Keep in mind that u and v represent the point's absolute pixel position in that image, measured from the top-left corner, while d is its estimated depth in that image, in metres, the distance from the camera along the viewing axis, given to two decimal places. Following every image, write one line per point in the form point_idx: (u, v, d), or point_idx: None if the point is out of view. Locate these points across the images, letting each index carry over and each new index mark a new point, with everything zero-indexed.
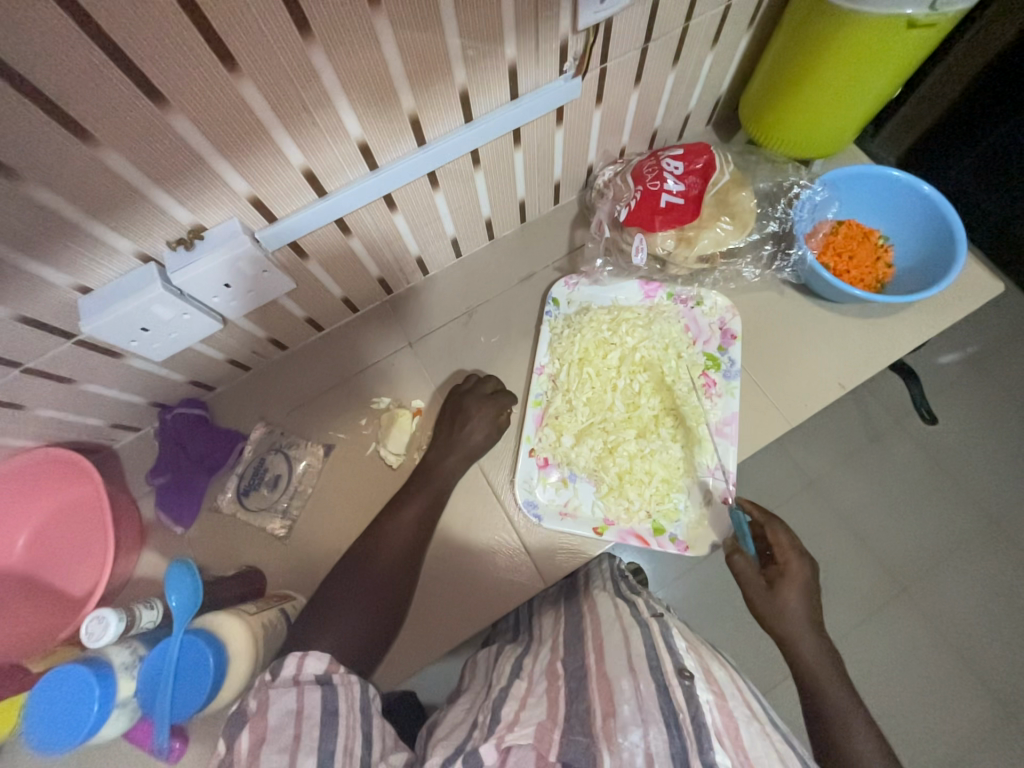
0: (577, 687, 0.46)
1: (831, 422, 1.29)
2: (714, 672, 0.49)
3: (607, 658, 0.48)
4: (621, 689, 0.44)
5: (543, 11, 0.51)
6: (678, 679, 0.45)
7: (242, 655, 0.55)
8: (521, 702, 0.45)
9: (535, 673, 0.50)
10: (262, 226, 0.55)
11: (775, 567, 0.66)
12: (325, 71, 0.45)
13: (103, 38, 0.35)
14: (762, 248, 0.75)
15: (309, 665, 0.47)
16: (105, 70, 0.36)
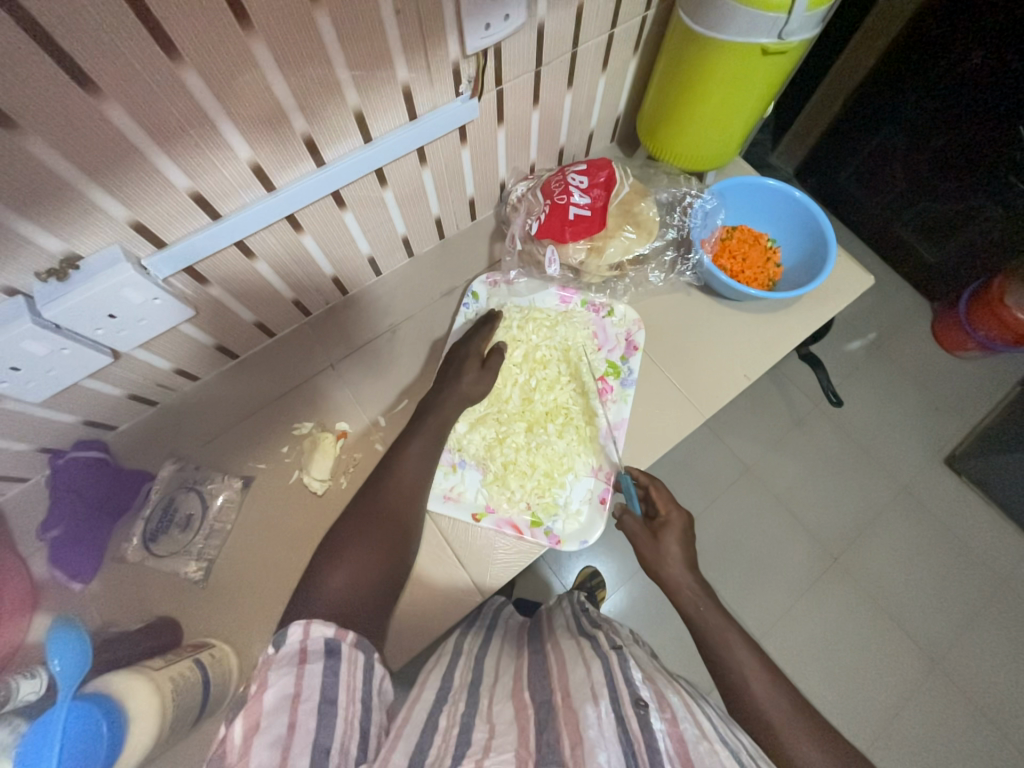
0: (546, 717, 0.46)
1: (757, 412, 1.38)
2: (668, 697, 0.49)
3: (573, 691, 0.48)
4: (587, 716, 0.45)
5: (429, 35, 0.52)
6: (633, 710, 0.46)
7: (146, 714, 0.51)
8: (490, 728, 0.45)
9: (496, 696, 0.50)
10: (150, 252, 0.52)
11: (658, 521, 0.67)
12: (202, 95, 0.44)
13: None
14: (665, 254, 0.80)
15: (316, 632, 0.46)
16: None
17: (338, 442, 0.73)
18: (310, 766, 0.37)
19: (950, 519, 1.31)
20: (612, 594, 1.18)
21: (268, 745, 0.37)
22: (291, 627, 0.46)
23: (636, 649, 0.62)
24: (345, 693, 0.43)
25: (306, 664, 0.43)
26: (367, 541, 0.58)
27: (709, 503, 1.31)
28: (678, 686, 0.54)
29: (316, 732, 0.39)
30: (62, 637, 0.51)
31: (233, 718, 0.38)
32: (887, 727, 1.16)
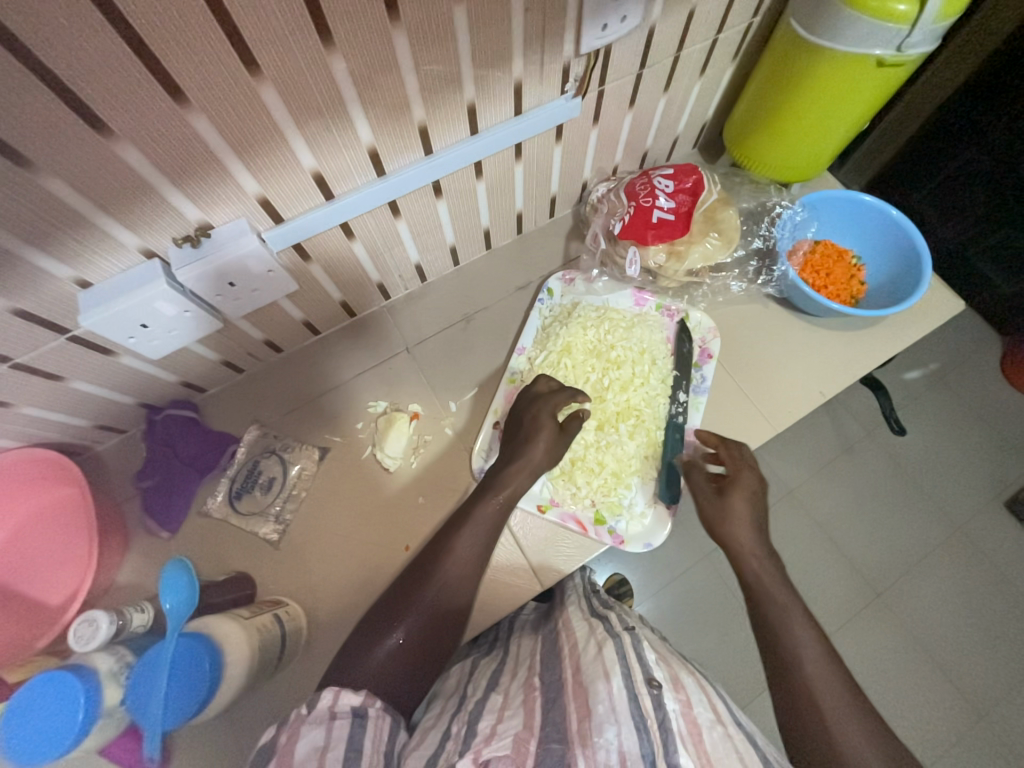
0: (553, 696, 0.47)
1: (807, 434, 1.34)
2: (683, 681, 0.49)
3: (584, 668, 0.49)
4: (597, 692, 0.45)
5: (549, 33, 0.54)
6: (647, 688, 0.45)
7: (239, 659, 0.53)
8: (497, 717, 0.46)
9: (511, 691, 0.50)
10: (268, 226, 0.55)
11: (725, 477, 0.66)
12: (343, 79, 0.46)
13: (147, 53, 0.37)
14: (748, 263, 0.79)
15: (345, 699, 0.45)
16: (144, 81, 0.38)
17: (411, 423, 0.74)
18: None
19: (1008, 565, 1.24)
20: (644, 603, 1.22)
21: None
22: (322, 688, 0.46)
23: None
24: (370, 743, 0.42)
25: (335, 720, 0.43)
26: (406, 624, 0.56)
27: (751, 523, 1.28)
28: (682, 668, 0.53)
29: None
30: (177, 567, 0.51)
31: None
32: None
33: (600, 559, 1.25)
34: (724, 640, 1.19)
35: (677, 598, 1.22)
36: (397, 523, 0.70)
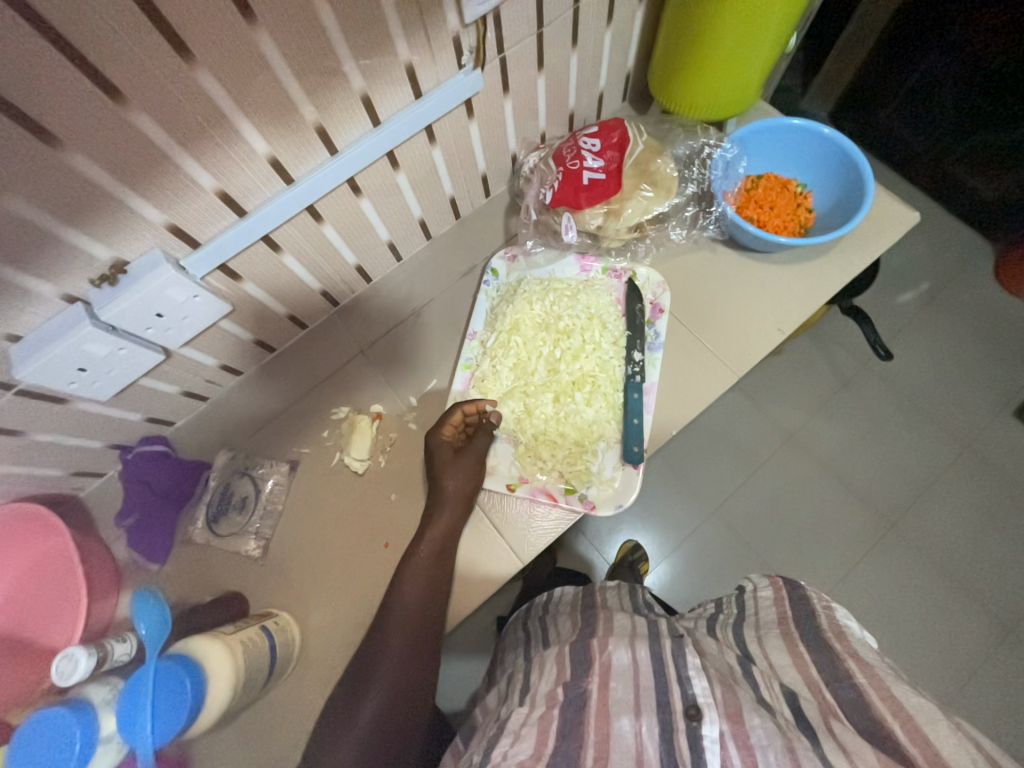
0: (573, 716, 0.45)
1: (798, 375, 1.33)
2: (735, 694, 0.46)
3: (611, 688, 0.47)
4: (621, 729, 0.43)
5: (428, 8, 0.52)
6: (683, 722, 0.43)
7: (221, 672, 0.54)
8: (515, 737, 0.45)
9: (535, 702, 0.49)
10: (186, 253, 0.56)
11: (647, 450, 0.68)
12: (218, 93, 0.46)
13: (4, 102, 0.37)
14: (685, 209, 0.77)
15: None
16: (10, 131, 0.39)
17: (375, 424, 0.75)
18: None
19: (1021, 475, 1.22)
20: (658, 567, 1.23)
21: None
22: None
23: (771, 667, 0.51)
24: None
25: None
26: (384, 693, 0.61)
27: (753, 472, 1.27)
28: (736, 683, 0.49)
29: None
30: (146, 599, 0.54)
31: None
32: (960, 694, 1.11)
33: (606, 530, 1.26)
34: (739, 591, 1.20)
35: (688, 557, 1.23)
36: (377, 523, 0.72)
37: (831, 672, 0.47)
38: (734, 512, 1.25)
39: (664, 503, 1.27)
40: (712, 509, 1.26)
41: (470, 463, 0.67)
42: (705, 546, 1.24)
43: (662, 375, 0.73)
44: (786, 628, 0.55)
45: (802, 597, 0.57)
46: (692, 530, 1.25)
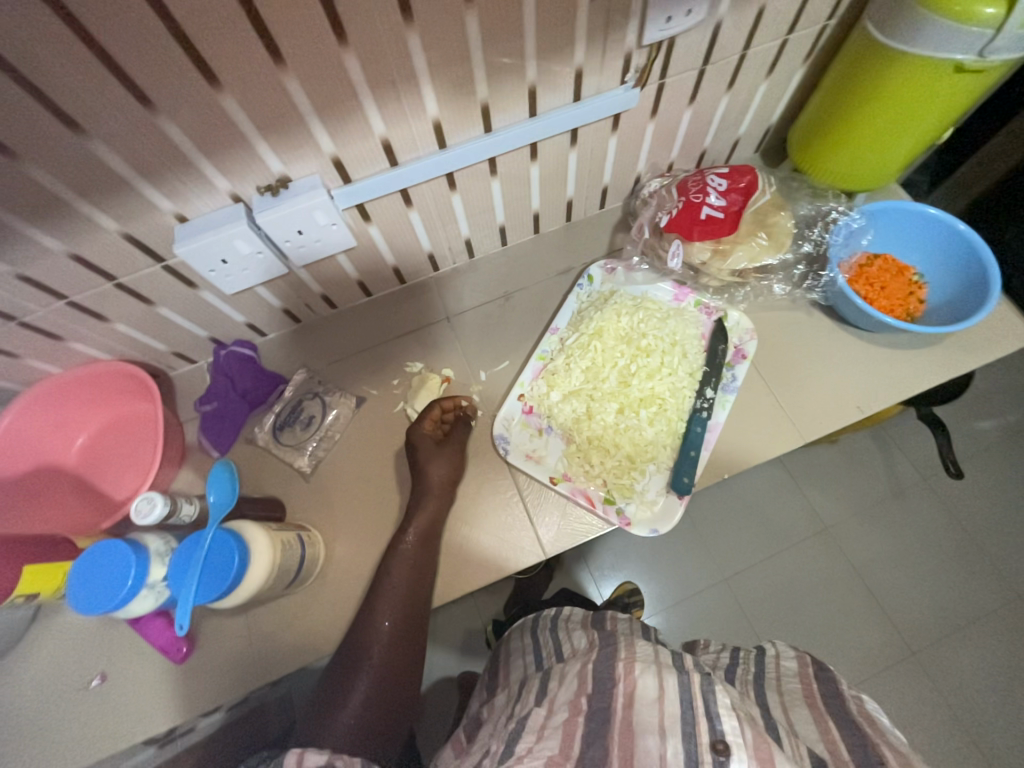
0: (597, 728, 0.44)
1: (849, 470, 1.27)
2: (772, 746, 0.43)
3: (637, 707, 0.45)
4: (646, 750, 0.42)
5: (614, 24, 0.57)
6: (711, 757, 0.41)
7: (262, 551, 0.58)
8: (537, 736, 0.46)
9: (555, 705, 0.49)
10: (338, 185, 0.62)
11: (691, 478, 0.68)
12: (417, 52, 0.51)
13: (258, 19, 0.43)
14: (795, 267, 0.78)
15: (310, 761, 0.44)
16: (253, 44, 0.45)
17: (442, 385, 0.80)
18: None
19: None
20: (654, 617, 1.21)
21: None
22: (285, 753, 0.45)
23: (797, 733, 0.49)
24: None
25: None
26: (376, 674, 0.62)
27: (777, 551, 1.23)
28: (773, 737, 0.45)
29: None
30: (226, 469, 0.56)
31: None
32: None
33: (611, 563, 1.25)
34: None
35: (687, 616, 1.20)
36: None
37: (863, 756, 0.45)
38: (746, 586, 1.21)
39: (676, 555, 1.24)
40: (723, 578, 1.22)
41: (453, 451, 0.71)
42: (707, 610, 1.20)
43: (729, 417, 0.73)
44: (814, 702, 0.54)
45: (830, 678, 0.57)
46: (698, 591, 1.21)
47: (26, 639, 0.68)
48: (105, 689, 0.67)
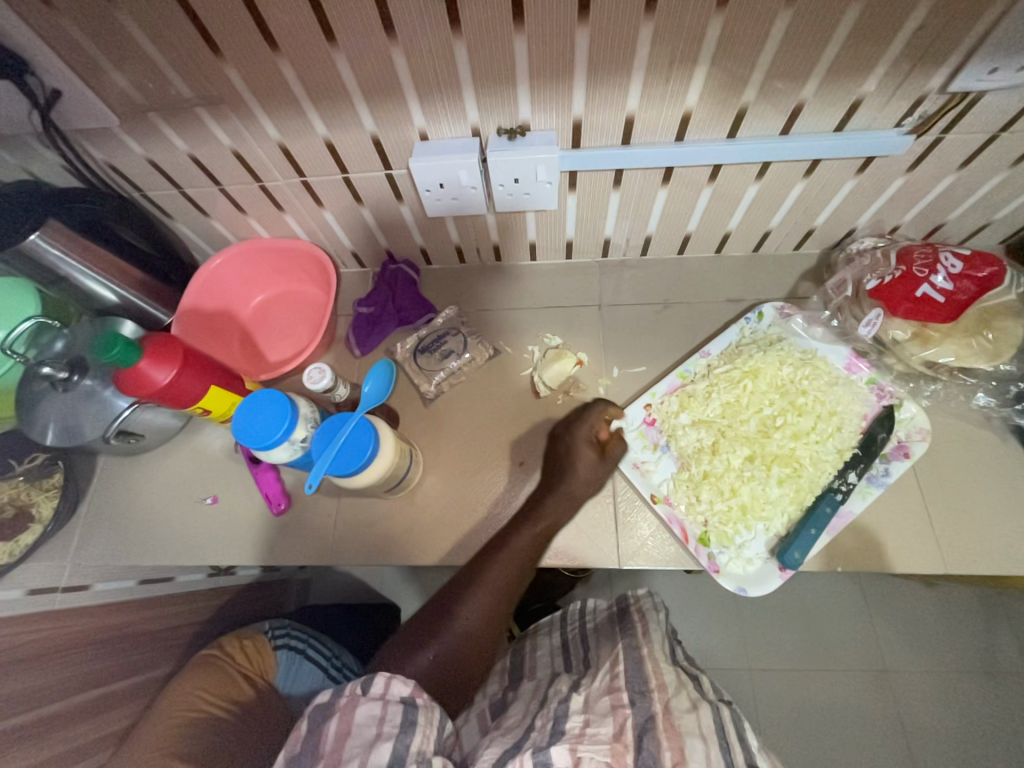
0: (645, 721, 0.44)
1: (948, 620, 1.11)
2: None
3: (675, 713, 0.46)
4: (694, 748, 0.43)
5: (925, 62, 0.51)
6: None
7: (386, 454, 0.61)
8: (584, 716, 0.46)
9: (593, 694, 0.49)
10: (566, 146, 0.63)
11: (796, 561, 0.63)
12: (709, 40, 0.50)
13: None
14: (1011, 385, 0.67)
15: (395, 688, 0.50)
16: None
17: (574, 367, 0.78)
18: (390, 759, 0.45)
19: None
20: None
21: (360, 743, 0.46)
22: (377, 672, 0.51)
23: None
24: (423, 732, 0.48)
25: (389, 704, 0.48)
26: (457, 630, 0.64)
27: (827, 668, 1.11)
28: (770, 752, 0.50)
29: (402, 739, 0.46)
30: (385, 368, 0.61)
31: (331, 720, 0.47)
32: None
33: None
34: None
35: None
36: (523, 441, 0.76)
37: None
38: (775, 687, 1.11)
39: (715, 622, 1.17)
40: (756, 666, 1.13)
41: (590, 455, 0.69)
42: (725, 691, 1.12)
43: (866, 510, 0.66)
44: None
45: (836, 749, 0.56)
46: (720, 666, 1.14)
47: (169, 443, 0.80)
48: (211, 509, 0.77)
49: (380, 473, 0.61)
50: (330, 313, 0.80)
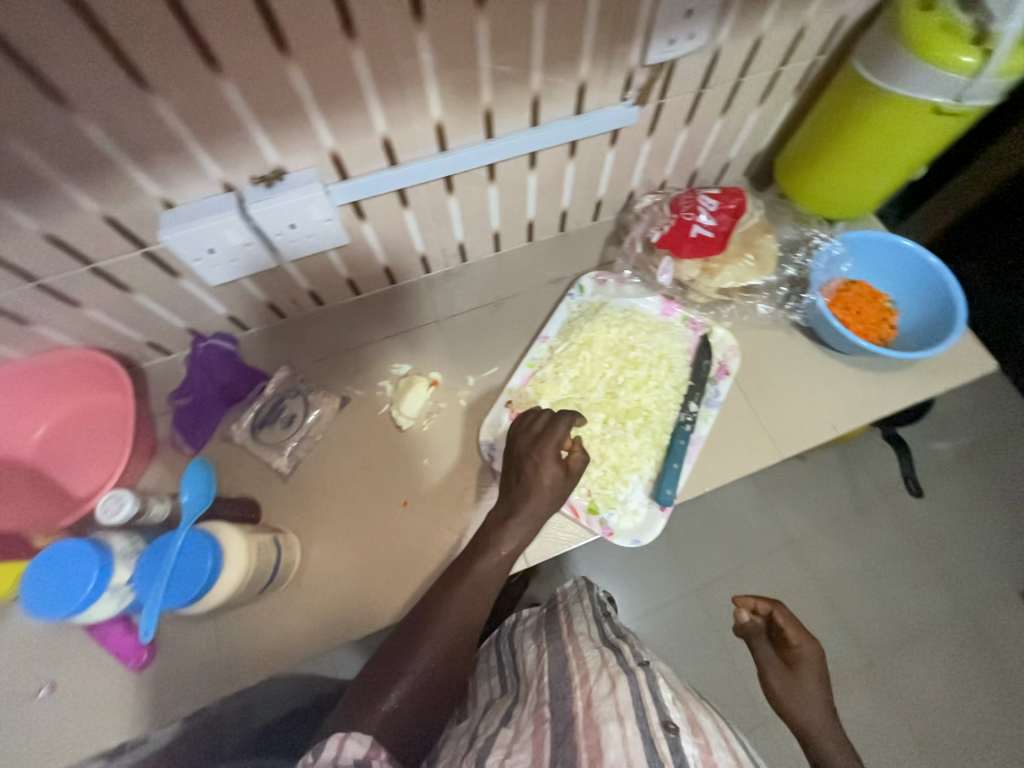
0: (564, 729, 0.45)
1: (818, 484, 1.32)
2: (700, 723, 0.46)
3: (595, 704, 0.46)
4: (609, 734, 0.42)
5: (619, 42, 0.58)
6: (664, 731, 0.43)
7: (236, 558, 0.56)
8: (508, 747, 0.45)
9: (520, 721, 0.49)
10: (334, 180, 0.60)
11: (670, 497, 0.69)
12: (425, 54, 0.51)
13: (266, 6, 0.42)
14: (779, 289, 0.81)
15: (349, 748, 0.44)
16: (255, 29, 0.43)
17: (430, 388, 0.77)
18: None
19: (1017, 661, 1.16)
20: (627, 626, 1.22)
21: None
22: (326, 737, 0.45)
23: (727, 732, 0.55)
24: None
25: None
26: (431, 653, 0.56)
27: (746, 563, 1.25)
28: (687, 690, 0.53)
29: None
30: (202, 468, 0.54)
31: None
32: None
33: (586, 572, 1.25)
34: (696, 674, 1.18)
35: (659, 625, 1.22)
36: (400, 480, 0.73)
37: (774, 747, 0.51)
38: (715, 598, 1.23)
39: (650, 565, 1.26)
40: (694, 588, 1.24)
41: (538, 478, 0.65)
42: (678, 620, 1.22)
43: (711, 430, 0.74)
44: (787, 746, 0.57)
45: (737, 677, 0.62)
46: (668, 600, 1.23)
47: None
48: (54, 699, 0.62)
49: (238, 581, 0.55)
50: (135, 417, 0.69)
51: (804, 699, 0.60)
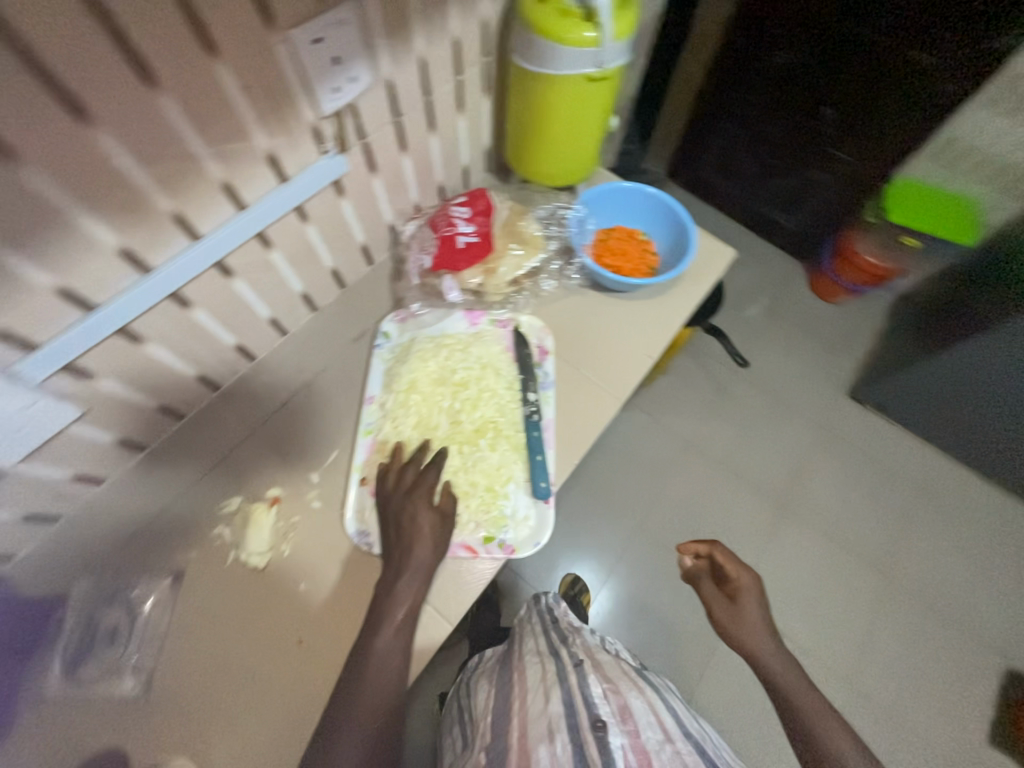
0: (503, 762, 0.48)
1: (681, 389, 1.48)
2: (630, 708, 0.52)
3: (530, 728, 0.50)
4: (541, 757, 0.47)
5: (283, 105, 0.56)
6: (592, 733, 0.47)
7: None
8: None
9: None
10: (21, 358, 0.49)
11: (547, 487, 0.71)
12: (51, 191, 0.43)
13: None
14: (552, 264, 0.87)
15: None
16: None
17: (272, 510, 0.70)
18: None
19: (875, 443, 1.41)
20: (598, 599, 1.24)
21: None
22: None
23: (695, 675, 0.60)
24: None
25: None
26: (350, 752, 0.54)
27: (661, 484, 1.36)
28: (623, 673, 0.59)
29: None
30: None
31: None
32: (872, 650, 1.20)
33: (541, 573, 1.25)
34: (671, 602, 1.24)
35: (622, 580, 1.26)
36: (284, 619, 0.65)
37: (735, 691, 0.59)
38: (653, 527, 1.31)
39: (589, 533, 1.31)
40: (632, 530, 1.31)
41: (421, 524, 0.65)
42: (637, 564, 1.28)
43: (557, 409, 0.78)
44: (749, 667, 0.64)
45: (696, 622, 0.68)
46: (619, 554, 1.29)
47: None
48: None
49: None
50: None
51: (747, 623, 0.69)
